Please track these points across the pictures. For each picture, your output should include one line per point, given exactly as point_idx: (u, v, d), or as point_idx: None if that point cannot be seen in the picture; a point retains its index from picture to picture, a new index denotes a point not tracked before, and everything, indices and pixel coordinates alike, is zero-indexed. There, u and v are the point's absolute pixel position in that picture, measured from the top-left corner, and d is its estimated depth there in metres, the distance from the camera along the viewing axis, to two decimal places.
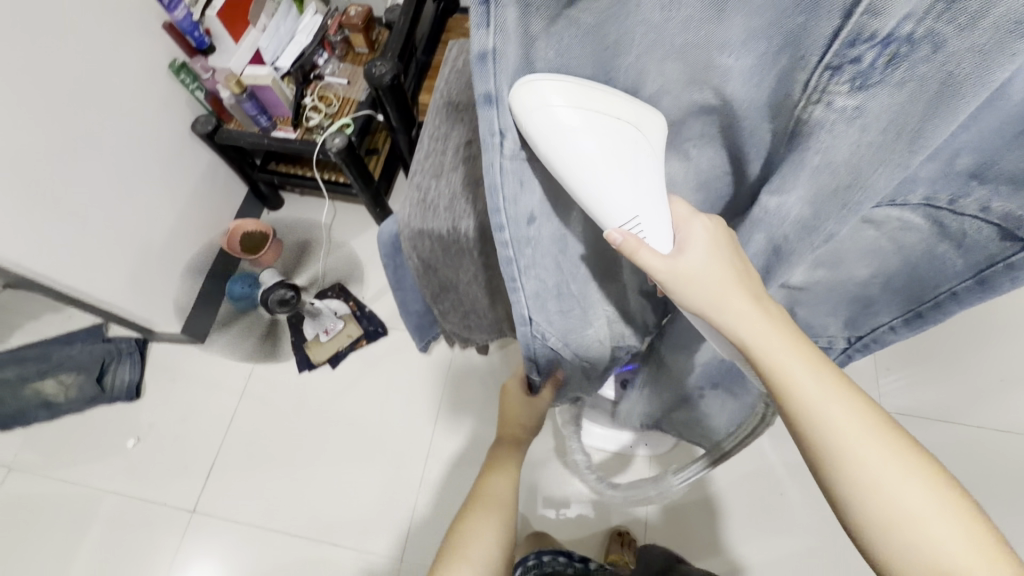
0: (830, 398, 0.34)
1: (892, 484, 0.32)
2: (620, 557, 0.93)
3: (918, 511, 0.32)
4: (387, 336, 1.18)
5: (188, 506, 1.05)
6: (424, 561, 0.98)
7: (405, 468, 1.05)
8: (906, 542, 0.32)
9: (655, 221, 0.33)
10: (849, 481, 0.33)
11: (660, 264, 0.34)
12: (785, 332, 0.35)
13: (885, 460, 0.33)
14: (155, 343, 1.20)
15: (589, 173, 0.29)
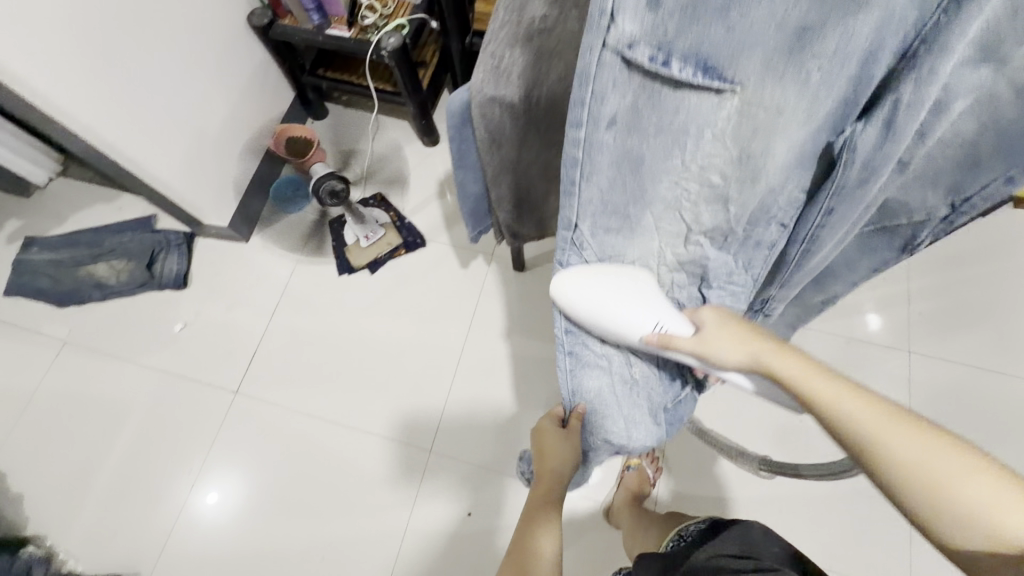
0: (857, 407, 0.41)
1: (926, 467, 0.37)
2: (637, 466, 0.99)
3: (951, 486, 0.36)
4: (425, 248, 1.20)
5: (231, 387, 1.12)
6: (451, 453, 1.04)
7: (438, 369, 1.10)
8: (955, 510, 0.35)
9: (673, 321, 0.53)
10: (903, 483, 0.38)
11: (688, 345, 0.51)
12: (808, 366, 0.46)
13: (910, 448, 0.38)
14: (202, 237, 1.24)
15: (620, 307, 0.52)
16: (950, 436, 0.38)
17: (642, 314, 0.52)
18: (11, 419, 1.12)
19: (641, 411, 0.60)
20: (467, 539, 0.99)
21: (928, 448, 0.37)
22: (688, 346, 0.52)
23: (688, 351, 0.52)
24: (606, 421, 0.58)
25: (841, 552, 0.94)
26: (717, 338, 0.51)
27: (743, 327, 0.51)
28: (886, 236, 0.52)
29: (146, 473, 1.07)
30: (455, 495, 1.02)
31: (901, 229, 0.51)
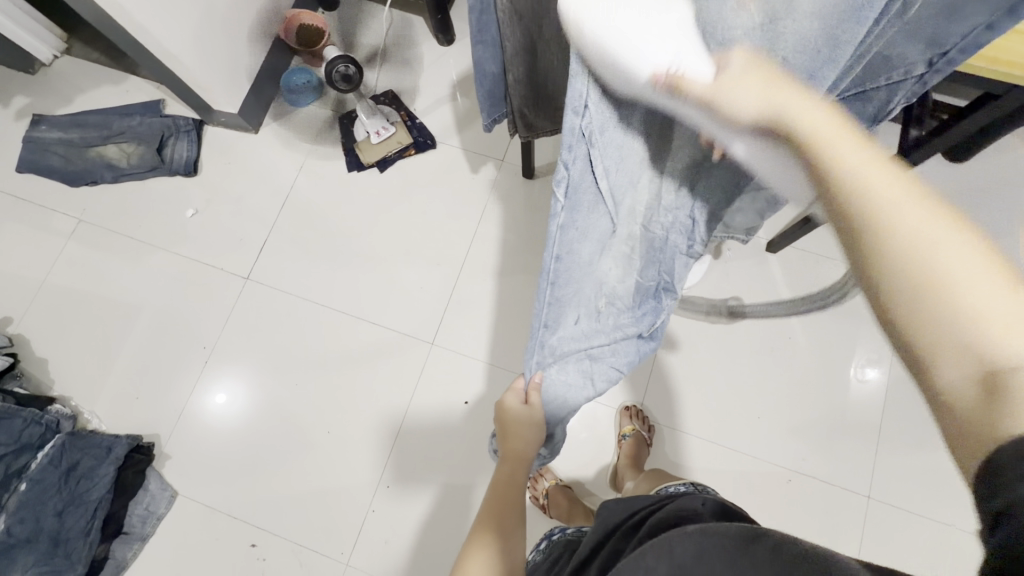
0: (885, 182, 0.31)
1: (964, 286, 0.28)
2: (632, 430, 1.01)
3: (984, 316, 0.27)
4: (435, 150, 1.19)
5: (242, 274, 1.16)
6: (452, 347, 1.09)
7: (442, 269, 1.13)
8: (951, 345, 0.28)
9: (696, 62, 0.33)
10: (896, 278, 0.30)
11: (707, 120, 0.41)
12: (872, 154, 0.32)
13: (966, 262, 0.28)
14: (212, 125, 1.23)
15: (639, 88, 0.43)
16: (979, 234, 0.29)
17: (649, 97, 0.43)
18: (30, 289, 1.17)
19: (590, 346, 0.57)
20: (463, 425, 1.05)
21: (970, 262, 0.28)
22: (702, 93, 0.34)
23: (697, 97, 0.34)
24: (558, 372, 0.56)
25: (813, 457, 1.01)
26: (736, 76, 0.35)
27: (774, 74, 0.36)
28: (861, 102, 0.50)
29: (161, 349, 1.13)
30: (453, 384, 1.07)
31: (876, 90, 0.48)
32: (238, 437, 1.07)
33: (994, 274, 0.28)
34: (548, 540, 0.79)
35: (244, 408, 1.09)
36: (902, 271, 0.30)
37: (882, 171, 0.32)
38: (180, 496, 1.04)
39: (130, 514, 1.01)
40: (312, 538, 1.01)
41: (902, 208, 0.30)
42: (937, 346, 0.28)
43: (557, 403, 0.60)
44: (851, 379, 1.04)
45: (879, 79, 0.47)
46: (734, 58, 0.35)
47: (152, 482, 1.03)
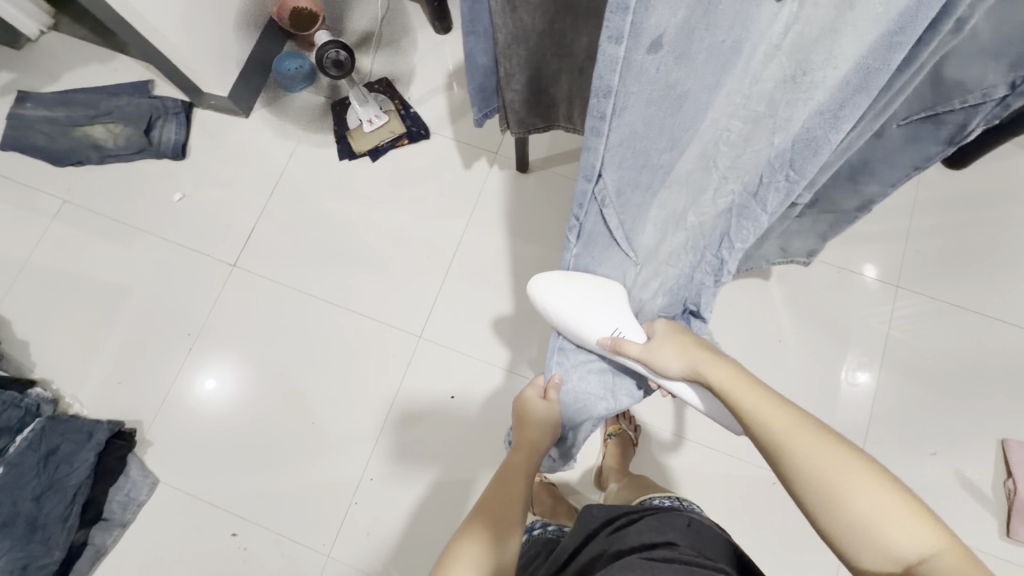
0: (784, 425, 0.49)
1: (855, 492, 0.43)
2: (619, 430, 1.02)
3: (872, 516, 0.42)
4: (429, 140, 1.17)
5: (229, 260, 1.14)
6: (440, 340, 1.08)
7: (432, 262, 1.12)
8: (864, 537, 0.42)
9: (628, 327, 0.62)
10: (816, 496, 0.45)
11: (637, 351, 0.61)
12: (771, 400, 0.51)
13: (860, 483, 0.43)
14: (201, 108, 1.21)
15: (592, 314, 0.61)
16: (860, 454, 0.45)
17: (602, 321, 0.61)
18: (12, 270, 1.15)
19: (611, 362, 0.68)
20: (449, 419, 1.05)
21: (860, 479, 0.43)
22: (635, 353, 0.61)
23: (635, 353, 0.61)
24: (580, 378, 0.70)
25: None
26: (663, 341, 0.61)
27: (687, 340, 0.60)
28: (931, 124, 0.51)
29: (146, 335, 1.11)
30: (440, 378, 1.07)
31: (950, 113, 0.49)
32: (223, 427, 1.06)
33: (878, 482, 0.43)
34: (528, 534, 0.78)
35: (231, 397, 1.08)
36: (812, 482, 0.45)
37: (780, 413, 0.50)
38: (161, 483, 1.03)
39: (111, 499, 1.00)
40: (294, 529, 1.01)
41: (804, 450, 0.47)
42: (849, 542, 0.43)
43: (573, 407, 0.72)
44: (842, 384, 1.03)
45: (951, 103, 0.48)
46: (657, 328, 0.63)
47: (133, 469, 1.02)
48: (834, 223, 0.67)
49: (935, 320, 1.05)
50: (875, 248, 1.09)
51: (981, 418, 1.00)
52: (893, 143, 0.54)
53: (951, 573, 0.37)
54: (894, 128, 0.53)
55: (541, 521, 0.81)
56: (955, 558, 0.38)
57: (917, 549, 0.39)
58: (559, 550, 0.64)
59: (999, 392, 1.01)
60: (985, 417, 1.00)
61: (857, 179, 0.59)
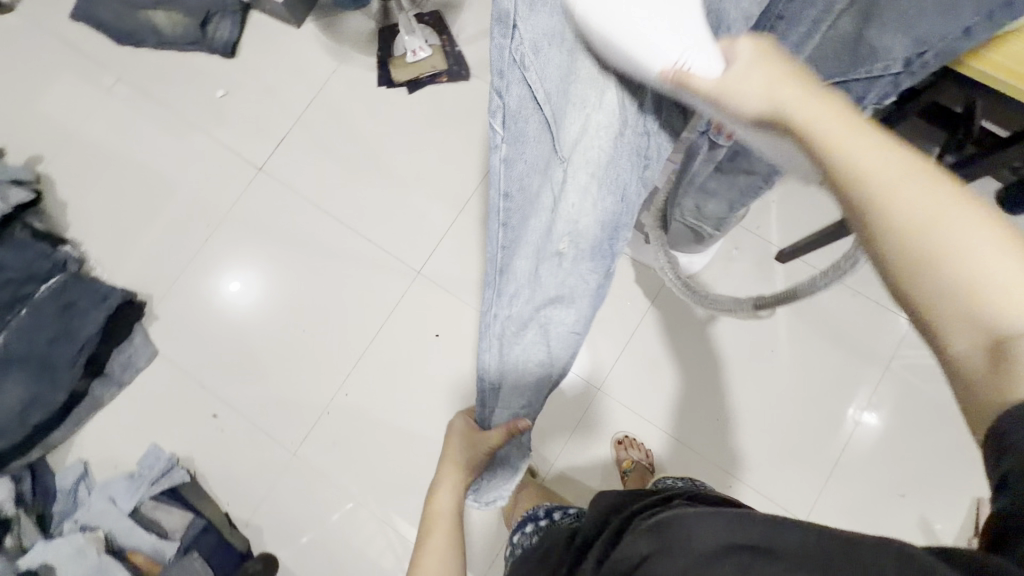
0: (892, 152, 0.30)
1: (969, 253, 0.27)
2: (633, 466, 0.99)
3: (1004, 283, 0.27)
4: (468, 82, 1.17)
5: (256, 163, 1.18)
6: (439, 280, 1.11)
7: (447, 203, 1.13)
8: (981, 312, 0.27)
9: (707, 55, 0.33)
10: (923, 277, 0.28)
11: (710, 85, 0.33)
12: (844, 113, 0.32)
13: (990, 251, 0.27)
14: (258, 12, 1.23)
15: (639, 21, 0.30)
16: (1005, 223, 0.28)
17: (662, 28, 0.31)
18: (64, 136, 1.22)
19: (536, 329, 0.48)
20: (431, 355, 1.08)
21: (992, 248, 0.27)
22: (704, 89, 0.34)
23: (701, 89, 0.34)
24: (513, 369, 0.47)
25: (763, 470, 1.01)
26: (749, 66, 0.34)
27: (787, 66, 0.34)
28: (839, 90, 0.52)
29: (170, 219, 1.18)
30: (430, 315, 1.10)
31: (855, 82, 0.50)
32: (232, 327, 1.12)
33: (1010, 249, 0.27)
34: (535, 524, 0.76)
35: (255, 299, 1.13)
36: (913, 253, 0.28)
37: (883, 150, 0.30)
38: (161, 355, 1.11)
39: (113, 360, 1.08)
40: (270, 424, 1.07)
41: (914, 195, 0.29)
42: (944, 325, 0.28)
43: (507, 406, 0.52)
44: (848, 421, 1.01)
45: (864, 70, 0.49)
46: (740, 46, 0.34)
47: (138, 337, 1.10)
48: (746, 186, 0.72)
49: None
50: None
51: (963, 472, 0.97)
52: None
53: None
54: None
55: (545, 510, 0.79)
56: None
57: None
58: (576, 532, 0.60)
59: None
60: (968, 472, 0.97)
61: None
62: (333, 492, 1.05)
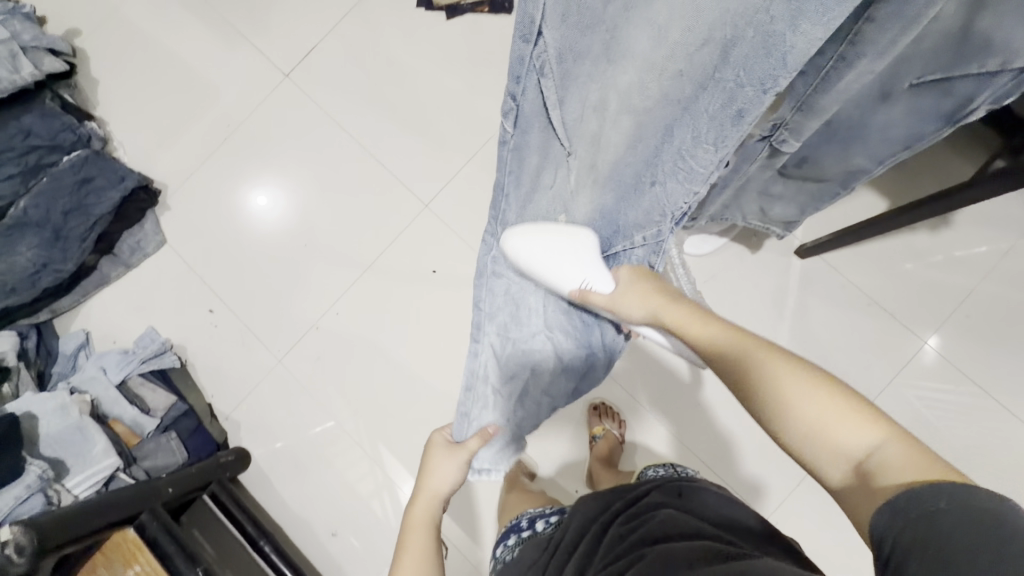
0: (726, 335, 0.53)
1: (796, 401, 0.44)
2: (604, 432, 1.00)
3: (823, 418, 0.42)
4: (508, 17, 1.12)
5: (283, 70, 1.16)
6: (446, 216, 1.09)
7: (467, 140, 1.11)
8: (822, 449, 0.42)
9: (597, 280, 0.60)
10: (785, 426, 0.44)
11: (603, 302, 0.61)
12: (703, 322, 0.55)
13: (809, 396, 0.43)
14: None
15: (565, 263, 0.58)
16: (814, 371, 0.45)
17: (570, 271, 0.59)
18: (101, 12, 1.22)
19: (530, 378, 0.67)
20: (426, 290, 1.08)
21: (811, 396, 0.43)
22: (604, 302, 0.62)
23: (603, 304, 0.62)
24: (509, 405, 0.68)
25: (733, 462, 1.00)
26: (627, 289, 0.61)
27: (649, 285, 0.61)
28: (941, 91, 0.51)
29: (194, 113, 1.18)
30: (431, 250, 1.09)
31: (961, 80, 0.49)
32: (239, 232, 1.13)
33: (822, 391, 0.43)
34: (519, 535, 0.73)
35: (276, 218, 1.13)
36: (765, 417, 0.46)
37: (729, 352, 0.51)
38: (168, 246, 1.15)
39: (123, 241, 1.12)
40: (261, 329, 1.10)
41: (754, 382, 0.47)
42: (817, 461, 0.42)
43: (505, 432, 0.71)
44: None
45: (968, 69, 0.48)
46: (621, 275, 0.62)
47: (149, 223, 1.14)
48: (818, 191, 0.69)
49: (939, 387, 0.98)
50: (914, 296, 1.01)
51: None
52: (894, 113, 0.55)
53: (895, 460, 0.38)
54: (902, 93, 0.53)
55: (529, 519, 0.76)
56: (899, 447, 0.38)
57: (865, 445, 0.40)
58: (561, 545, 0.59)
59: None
60: None
61: (843, 143, 0.59)
62: (312, 403, 1.08)
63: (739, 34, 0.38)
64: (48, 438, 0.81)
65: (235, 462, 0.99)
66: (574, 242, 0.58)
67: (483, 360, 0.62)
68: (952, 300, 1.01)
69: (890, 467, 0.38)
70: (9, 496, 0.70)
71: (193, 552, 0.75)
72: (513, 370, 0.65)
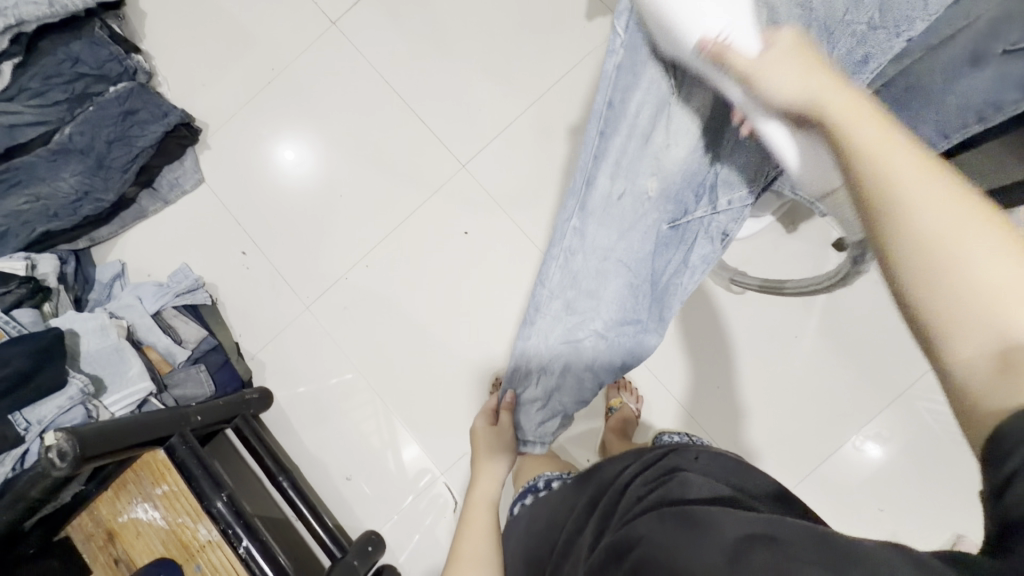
0: (894, 131, 0.31)
1: (972, 251, 0.28)
2: (620, 405, 1.00)
3: (998, 280, 0.27)
4: None
5: (330, 16, 1.15)
6: (482, 179, 1.09)
7: (509, 103, 1.09)
8: (975, 314, 0.27)
9: (743, 34, 0.39)
10: (933, 276, 0.28)
11: (742, 65, 0.38)
12: (871, 110, 0.33)
13: (995, 255, 0.27)
14: None
15: (699, 12, 0.39)
16: (1002, 223, 0.28)
17: (710, 6, 0.39)
18: None
19: (569, 368, 0.68)
20: (455, 251, 1.09)
21: (995, 251, 0.27)
22: (739, 64, 0.39)
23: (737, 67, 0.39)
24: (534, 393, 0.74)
25: (744, 447, 1.01)
26: (780, 57, 0.37)
27: (814, 59, 0.36)
28: None
29: (239, 54, 1.17)
30: (465, 210, 1.09)
31: None
32: (275, 177, 1.14)
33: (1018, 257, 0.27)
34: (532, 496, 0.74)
35: (309, 167, 1.14)
36: (905, 247, 0.29)
37: (907, 151, 0.30)
38: (206, 184, 1.16)
39: (162, 175, 1.14)
40: (291, 274, 1.12)
41: (927, 198, 0.29)
42: (947, 326, 0.28)
43: (533, 422, 0.79)
44: (850, 442, 0.99)
45: None
46: (783, 37, 0.37)
47: (188, 160, 1.15)
48: None
49: None
50: None
51: (948, 499, 0.95)
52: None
53: None
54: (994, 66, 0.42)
55: (545, 481, 0.77)
56: None
57: None
58: (575, 509, 0.61)
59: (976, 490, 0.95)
60: (952, 501, 0.95)
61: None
62: (336, 351, 1.10)
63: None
64: (89, 355, 0.84)
65: (259, 401, 1.01)
66: None
67: (535, 333, 0.65)
68: None
69: None
70: (53, 406, 0.74)
71: (218, 477, 0.76)
72: (561, 352, 0.66)
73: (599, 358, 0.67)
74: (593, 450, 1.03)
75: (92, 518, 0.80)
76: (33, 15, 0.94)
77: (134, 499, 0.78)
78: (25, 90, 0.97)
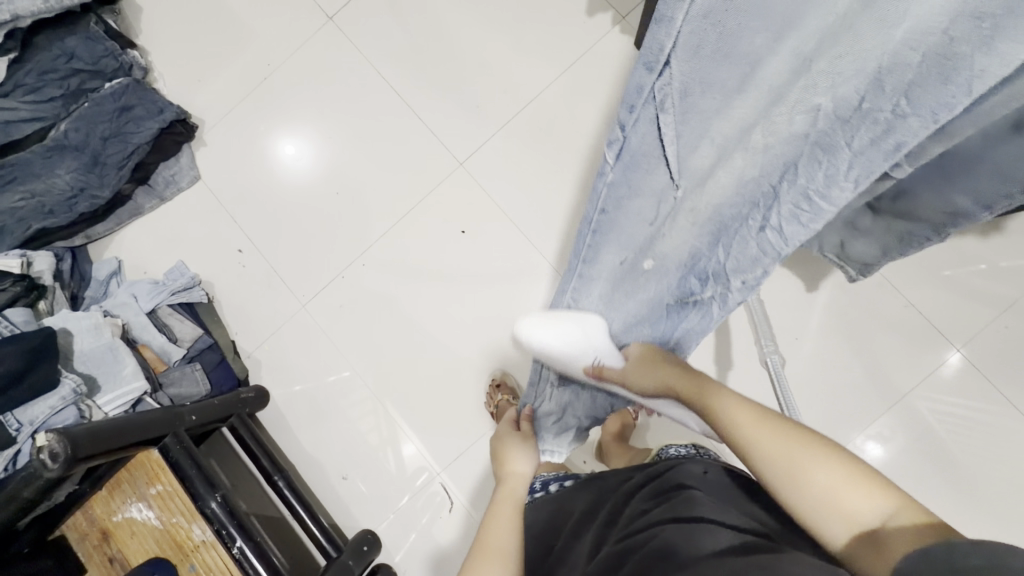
0: (725, 397, 0.49)
1: (806, 473, 0.41)
2: None
3: (830, 490, 0.40)
4: None
5: (327, 11, 1.14)
6: (480, 178, 1.08)
7: (507, 100, 1.08)
8: (831, 517, 0.40)
9: (608, 357, 0.59)
10: (795, 500, 0.41)
11: (615, 375, 0.59)
12: (709, 382, 0.52)
13: (822, 474, 0.41)
14: None
15: (586, 351, 0.59)
16: (823, 443, 0.42)
17: (581, 355, 0.60)
18: None
19: (582, 391, 0.71)
20: (453, 249, 1.08)
21: (824, 471, 0.41)
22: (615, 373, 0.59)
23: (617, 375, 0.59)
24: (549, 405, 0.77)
25: None
26: (644, 360, 0.57)
27: (661, 356, 0.57)
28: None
29: (236, 49, 1.16)
30: (463, 208, 1.08)
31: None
32: (272, 174, 1.14)
33: (840, 467, 0.41)
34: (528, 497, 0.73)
35: (305, 164, 1.13)
36: (769, 477, 0.43)
37: (738, 406, 0.48)
38: (202, 181, 1.16)
39: (158, 172, 1.13)
40: (287, 272, 1.11)
41: (765, 444, 0.44)
42: (822, 527, 0.40)
43: (546, 433, 0.79)
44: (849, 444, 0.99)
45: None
46: (632, 352, 0.58)
47: (184, 158, 1.14)
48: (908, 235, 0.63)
49: (963, 396, 0.97)
50: (953, 304, 0.98)
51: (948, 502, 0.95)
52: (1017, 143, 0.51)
53: (909, 533, 0.36)
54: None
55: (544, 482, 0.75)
56: (908, 513, 0.37)
57: (874, 514, 0.38)
58: (571, 516, 0.61)
59: (973, 493, 0.94)
60: (951, 503, 0.95)
61: (950, 177, 0.55)
62: (333, 350, 1.10)
63: (903, 62, 0.34)
64: (83, 354, 0.84)
65: (256, 399, 1.01)
66: (591, 328, 0.59)
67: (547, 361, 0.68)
68: (992, 311, 0.97)
69: (903, 539, 0.36)
70: (44, 406, 0.73)
71: (212, 476, 0.76)
72: (577, 371, 0.67)
73: (611, 395, 0.67)
74: (591, 451, 1.03)
75: (87, 517, 0.80)
76: (27, 10, 0.91)
77: (129, 499, 0.78)
78: (20, 86, 0.96)
